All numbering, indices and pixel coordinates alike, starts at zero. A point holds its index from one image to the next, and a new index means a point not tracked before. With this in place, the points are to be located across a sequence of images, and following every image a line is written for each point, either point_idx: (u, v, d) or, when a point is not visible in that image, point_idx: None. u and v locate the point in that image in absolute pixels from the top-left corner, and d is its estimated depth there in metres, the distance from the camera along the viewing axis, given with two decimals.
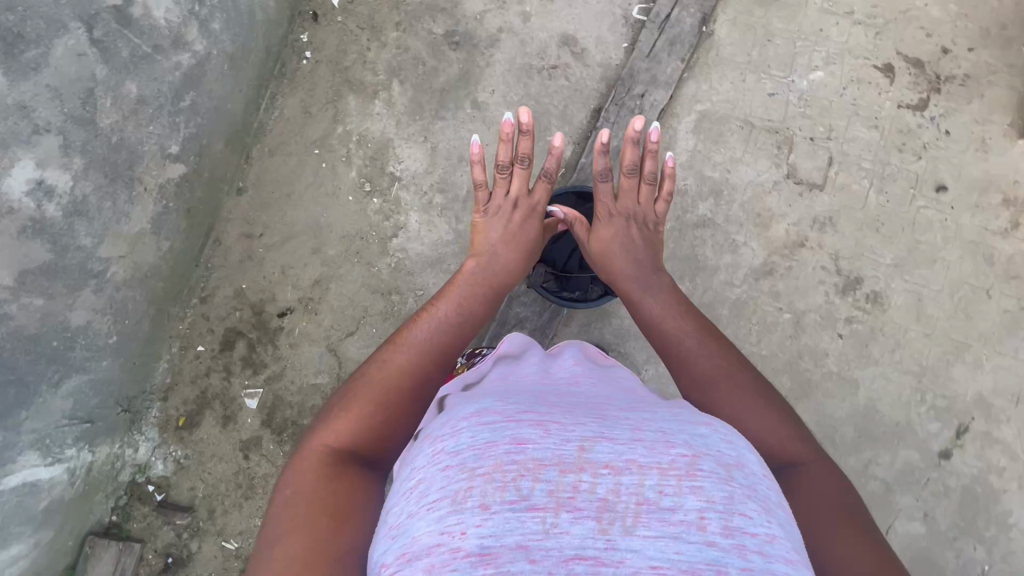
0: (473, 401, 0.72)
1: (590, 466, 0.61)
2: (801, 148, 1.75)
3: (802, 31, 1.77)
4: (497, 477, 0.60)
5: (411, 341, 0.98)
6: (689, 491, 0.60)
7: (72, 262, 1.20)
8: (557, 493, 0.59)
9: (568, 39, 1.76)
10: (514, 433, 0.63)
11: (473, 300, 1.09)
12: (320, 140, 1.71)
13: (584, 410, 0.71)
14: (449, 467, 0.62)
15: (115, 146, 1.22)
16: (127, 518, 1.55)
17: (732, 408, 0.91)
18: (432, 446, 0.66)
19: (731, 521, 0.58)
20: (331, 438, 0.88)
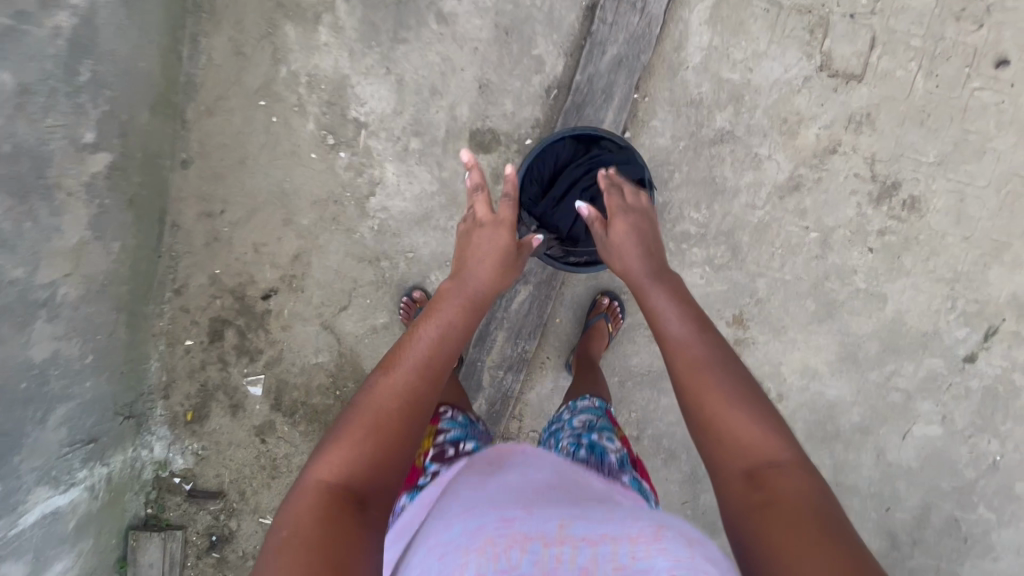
0: (461, 499, 0.70)
1: (569, 539, 0.57)
2: (837, 30, 1.46)
3: None
4: (484, 553, 0.55)
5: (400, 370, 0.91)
6: (659, 552, 0.54)
7: (10, 298, 1.03)
8: (543, 563, 0.54)
9: None
10: (501, 514, 0.61)
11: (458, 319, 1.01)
12: (263, 88, 1.43)
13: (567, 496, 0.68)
14: (444, 555, 0.58)
15: (12, 154, 0.99)
16: (163, 509, 1.58)
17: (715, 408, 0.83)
18: (426, 545, 0.63)
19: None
20: (326, 472, 0.80)
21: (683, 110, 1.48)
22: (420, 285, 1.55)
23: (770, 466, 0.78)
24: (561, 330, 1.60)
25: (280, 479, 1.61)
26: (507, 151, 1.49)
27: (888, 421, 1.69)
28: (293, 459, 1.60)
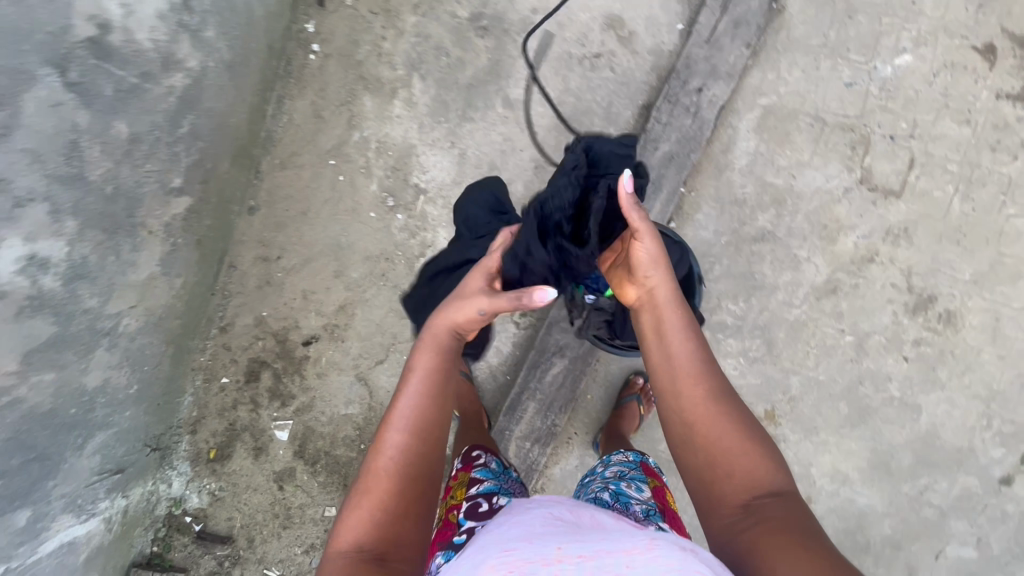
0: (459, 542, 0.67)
1: (568, 558, 0.55)
2: (878, 148, 1.55)
3: (888, 7, 1.52)
4: None
5: (391, 437, 0.86)
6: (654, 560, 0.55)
7: (80, 327, 1.06)
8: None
9: (613, 20, 1.54)
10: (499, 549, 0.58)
11: (443, 372, 0.93)
12: (335, 149, 1.53)
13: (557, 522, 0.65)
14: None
15: (110, 196, 1.03)
16: (168, 549, 1.55)
17: (713, 432, 0.86)
18: None
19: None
20: (346, 537, 0.79)
21: (727, 207, 1.56)
22: None
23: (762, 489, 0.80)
24: (591, 407, 1.60)
25: (290, 530, 1.56)
26: None
27: (921, 537, 1.62)
28: (307, 511, 1.56)
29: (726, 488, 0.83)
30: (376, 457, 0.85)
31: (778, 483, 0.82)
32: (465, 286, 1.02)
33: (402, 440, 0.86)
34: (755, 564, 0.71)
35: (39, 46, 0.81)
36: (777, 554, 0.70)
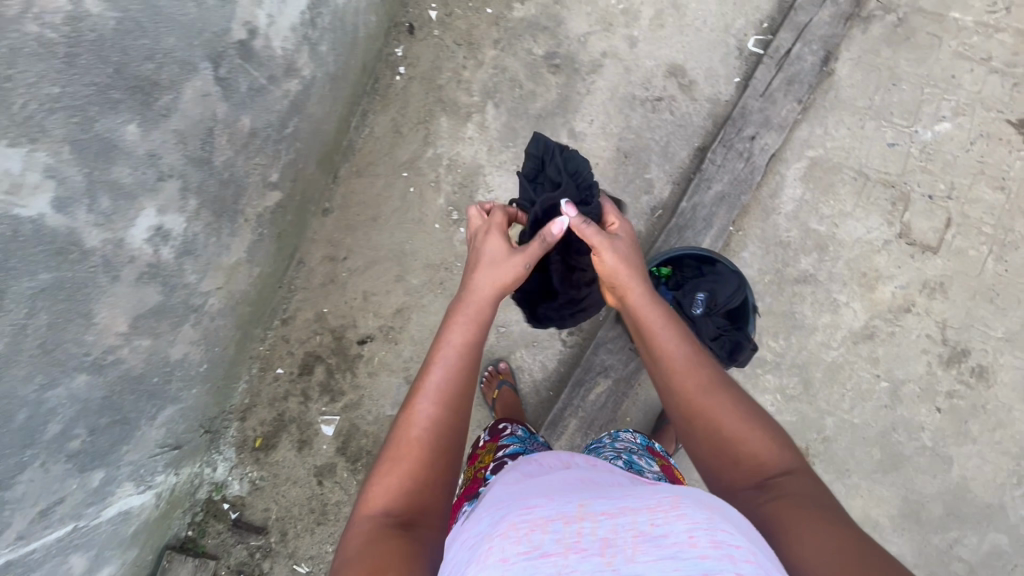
0: (492, 495, 0.76)
1: (589, 516, 0.62)
2: (917, 206, 1.64)
3: (931, 77, 1.64)
4: (511, 535, 0.60)
5: (421, 407, 0.89)
6: (676, 517, 0.59)
7: (178, 300, 1.13)
8: (564, 541, 0.59)
9: (676, 69, 1.67)
10: (524, 504, 0.65)
11: (474, 342, 0.96)
12: (409, 162, 1.64)
13: (581, 486, 0.71)
14: (472, 545, 0.63)
15: (224, 182, 1.12)
16: (202, 534, 1.56)
17: (717, 416, 0.86)
18: (463, 540, 0.68)
19: (717, 535, 0.57)
20: (377, 497, 0.82)
21: (771, 248, 1.64)
22: (504, 359, 1.64)
23: (769, 471, 0.81)
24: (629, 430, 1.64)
25: (324, 526, 1.58)
26: None
27: None
28: (343, 508, 1.58)
29: (736, 470, 0.83)
30: (405, 426, 0.87)
31: (786, 461, 0.82)
32: (488, 253, 1.05)
33: (432, 411, 0.88)
34: (776, 539, 0.70)
35: (205, 43, 0.92)
36: (799, 526, 0.70)
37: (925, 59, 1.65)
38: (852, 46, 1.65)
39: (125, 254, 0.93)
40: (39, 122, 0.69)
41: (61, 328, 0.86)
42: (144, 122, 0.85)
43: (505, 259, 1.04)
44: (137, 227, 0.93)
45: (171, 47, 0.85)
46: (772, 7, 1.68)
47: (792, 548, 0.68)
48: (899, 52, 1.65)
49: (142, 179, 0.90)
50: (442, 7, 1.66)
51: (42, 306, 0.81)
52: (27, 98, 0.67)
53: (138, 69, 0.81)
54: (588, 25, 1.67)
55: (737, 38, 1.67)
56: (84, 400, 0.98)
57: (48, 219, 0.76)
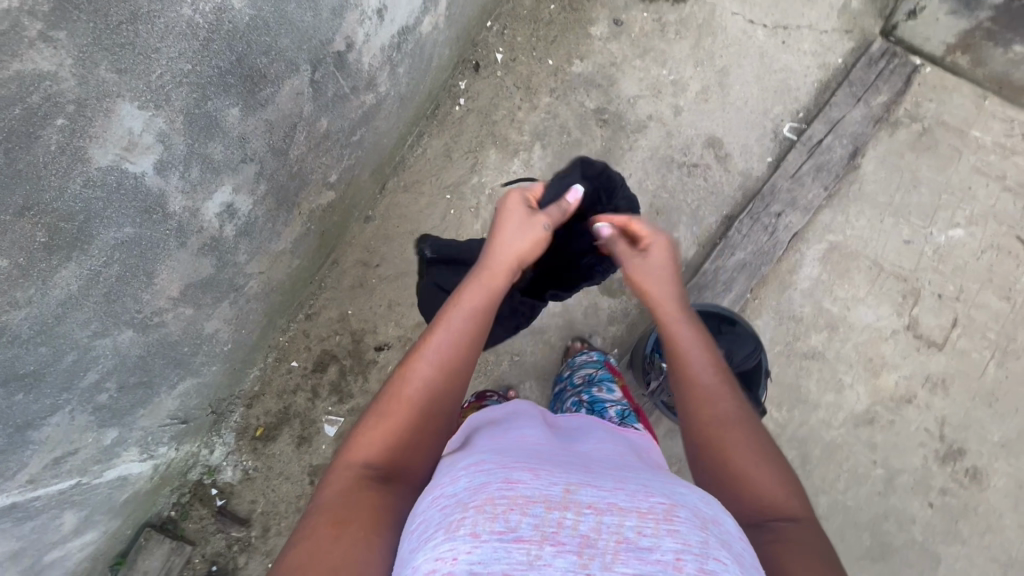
0: (471, 454, 0.76)
1: (574, 506, 0.62)
2: (927, 302, 1.71)
3: (949, 185, 1.76)
4: (487, 509, 0.59)
5: (422, 365, 0.90)
6: (668, 533, 0.59)
7: (225, 276, 1.18)
8: (542, 529, 0.58)
9: (715, 141, 1.78)
10: (506, 475, 0.65)
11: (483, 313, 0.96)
12: (453, 185, 1.72)
13: (572, 470, 0.71)
14: (444, 507, 0.63)
15: (292, 174, 1.19)
16: (184, 517, 1.52)
17: (729, 437, 0.85)
18: (433, 492, 0.68)
19: (707, 566, 0.56)
20: (360, 447, 0.83)
21: (784, 321, 1.71)
22: (514, 387, 1.67)
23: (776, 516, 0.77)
24: None
25: None
26: (630, 300, 1.67)
27: None
28: None
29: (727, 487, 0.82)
30: (400, 384, 0.89)
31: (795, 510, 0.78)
32: (513, 214, 1.09)
33: (429, 371, 0.89)
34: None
35: (311, 49, 1.01)
36: (786, 562, 0.69)
37: (944, 168, 1.77)
38: (879, 146, 1.77)
39: (196, 224, 0.98)
40: (166, 92, 0.76)
41: (126, 283, 0.91)
42: (245, 108, 0.93)
43: (528, 222, 1.08)
44: (211, 202, 0.99)
45: (284, 47, 0.94)
46: (809, 100, 1.81)
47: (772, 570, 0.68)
48: (921, 158, 1.77)
49: (229, 158, 0.97)
50: (508, 51, 1.79)
51: (118, 258, 0.86)
52: (165, 70, 0.74)
53: (255, 61, 0.89)
54: (638, 89, 1.80)
55: (774, 121, 1.80)
56: (123, 357, 1.01)
57: (147, 178, 0.82)
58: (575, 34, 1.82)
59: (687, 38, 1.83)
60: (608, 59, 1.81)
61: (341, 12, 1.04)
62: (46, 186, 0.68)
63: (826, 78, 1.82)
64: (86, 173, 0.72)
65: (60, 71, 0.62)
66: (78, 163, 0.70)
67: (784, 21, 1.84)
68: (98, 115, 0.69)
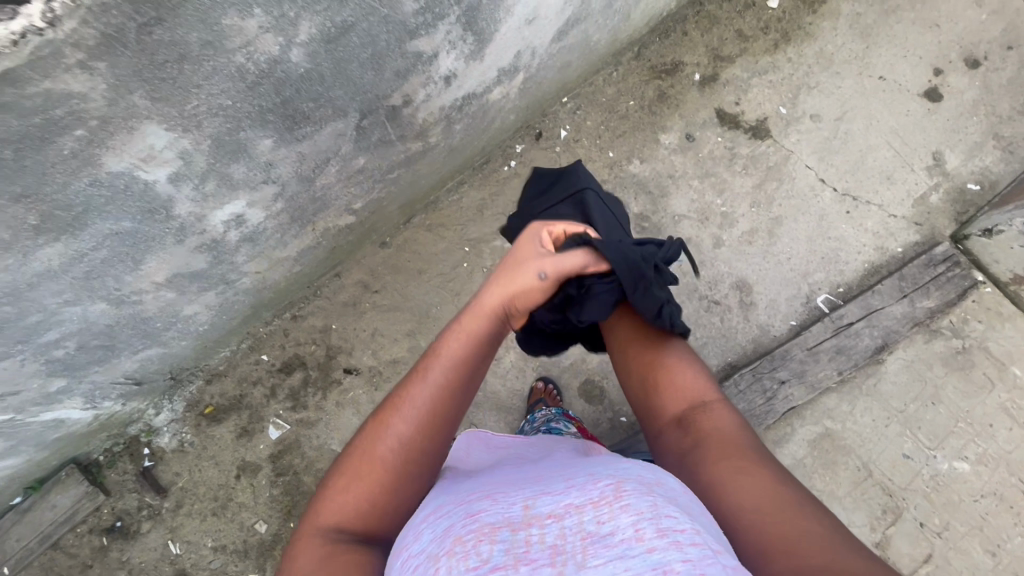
0: (432, 500, 0.79)
1: (535, 520, 0.67)
2: (905, 526, 1.61)
3: (969, 415, 1.66)
4: (457, 550, 0.64)
5: (398, 425, 0.83)
6: (621, 511, 0.65)
7: (218, 271, 1.20)
8: (513, 551, 0.63)
9: (744, 286, 1.73)
10: (467, 510, 0.70)
11: (460, 363, 0.86)
12: (475, 241, 1.70)
13: (526, 481, 0.78)
14: (417, 566, 0.66)
15: (314, 198, 1.21)
16: (109, 466, 1.55)
17: (668, 377, 0.93)
18: (399, 558, 0.70)
19: (662, 524, 0.62)
20: (332, 515, 0.79)
21: None
22: None
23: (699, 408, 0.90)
24: None
25: (217, 520, 1.55)
26: (604, 413, 1.66)
27: None
28: (243, 512, 1.56)
29: (665, 417, 0.91)
30: (370, 443, 0.83)
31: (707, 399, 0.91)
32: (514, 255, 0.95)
33: (407, 428, 0.83)
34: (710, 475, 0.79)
35: (364, 100, 1.02)
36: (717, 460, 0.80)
37: (970, 396, 1.66)
38: (909, 348, 1.69)
39: (199, 227, 1.00)
40: (199, 121, 0.78)
41: (110, 265, 0.93)
42: (279, 141, 0.95)
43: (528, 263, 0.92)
44: (221, 212, 1.01)
45: (335, 96, 0.95)
46: (853, 277, 1.74)
47: (720, 492, 0.76)
48: (949, 376, 1.68)
49: (250, 178, 0.98)
50: (574, 130, 1.80)
51: (107, 246, 0.88)
52: (201, 103, 0.76)
53: (301, 105, 0.91)
54: (687, 208, 1.77)
55: (810, 287, 1.74)
56: (89, 324, 1.03)
57: (159, 185, 0.84)
58: (644, 135, 1.80)
59: (752, 175, 1.80)
60: (667, 169, 1.79)
61: (406, 75, 1.05)
62: (49, 181, 0.71)
63: (879, 261, 1.75)
64: (95, 175, 0.74)
65: (92, 93, 0.64)
66: (88, 167, 0.72)
67: (855, 192, 1.79)
68: (120, 131, 0.71)
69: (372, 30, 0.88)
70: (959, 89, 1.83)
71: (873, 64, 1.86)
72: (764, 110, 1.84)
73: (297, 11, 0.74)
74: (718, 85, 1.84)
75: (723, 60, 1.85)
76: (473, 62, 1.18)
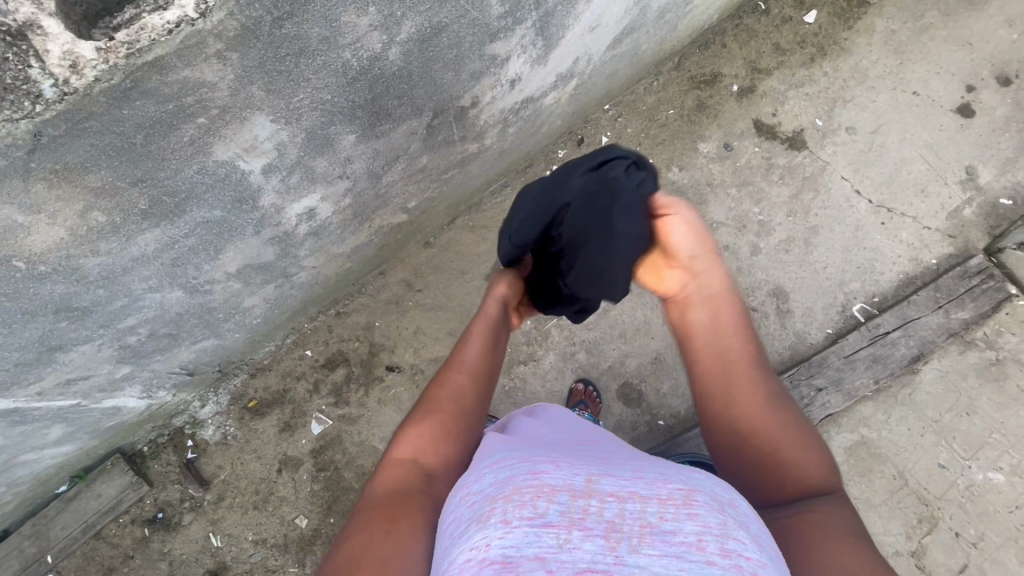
0: (494, 452, 0.80)
1: (597, 494, 0.65)
2: (940, 536, 1.62)
3: (1003, 427, 1.67)
4: (516, 499, 0.63)
5: (454, 379, 0.94)
6: (687, 517, 0.62)
7: (281, 264, 1.22)
8: (569, 515, 0.62)
9: (780, 293, 1.76)
10: (530, 467, 0.69)
11: (496, 333, 1.04)
12: None
13: (592, 459, 0.76)
14: (473, 503, 0.67)
15: (378, 195, 1.23)
16: (153, 456, 1.56)
17: (786, 449, 0.85)
18: (459, 492, 0.72)
19: (727, 544, 0.59)
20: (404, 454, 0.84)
21: None
22: None
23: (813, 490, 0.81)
24: None
25: (258, 513, 1.56)
26: (642, 416, 1.68)
27: None
28: (284, 506, 1.56)
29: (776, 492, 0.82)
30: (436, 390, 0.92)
31: (823, 485, 0.82)
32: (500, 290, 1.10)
33: (462, 385, 0.93)
34: (800, 540, 0.72)
35: (439, 100, 1.05)
36: (816, 531, 0.72)
37: (1005, 407, 1.68)
38: (944, 358, 1.71)
39: (276, 219, 1.03)
40: (300, 114, 0.81)
41: (194, 253, 0.95)
42: (361, 137, 0.98)
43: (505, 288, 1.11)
44: (297, 204, 1.03)
45: (416, 95, 0.98)
46: (888, 287, 1.77)
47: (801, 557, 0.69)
48: (984, 387, 1.69)
49: (328, 172, 1.01)
50: (614, 137, 1.83)
51: (197, 234, 0.90)
52: (306, 96, 0.79)
53: (387, 103, 0.94)
54: (724, 216, 1.80)
55: (846, 296, 1.76)
56: (163, 311, 1.05)
57: (252, 176, 0.87)
58: (683, 143, 1.84)
59: (789, 185, 1.83)
60: (705, 177, 1.82)
61: (479, 77, 1.08)
62: (165, 167, 0.73)
63: (913, 272, 1.78)
64: (202, 163, 0.77)
65: (220, 83, 0.68)
66: (199, 155, 0.75)
67: (890, 203, 1.82)
68: (233, 121, 0.74)
69: (461, 32, 0.91)
70: (992, 106, 1.87)
71: (907, 79, 1.89)
72: (800, 121, 1.87)
73: (403, 11, 0.78)
74: (756, 96, 1.88)
75: (760, 72, 1.89)
76: (537, 67, 1.21)
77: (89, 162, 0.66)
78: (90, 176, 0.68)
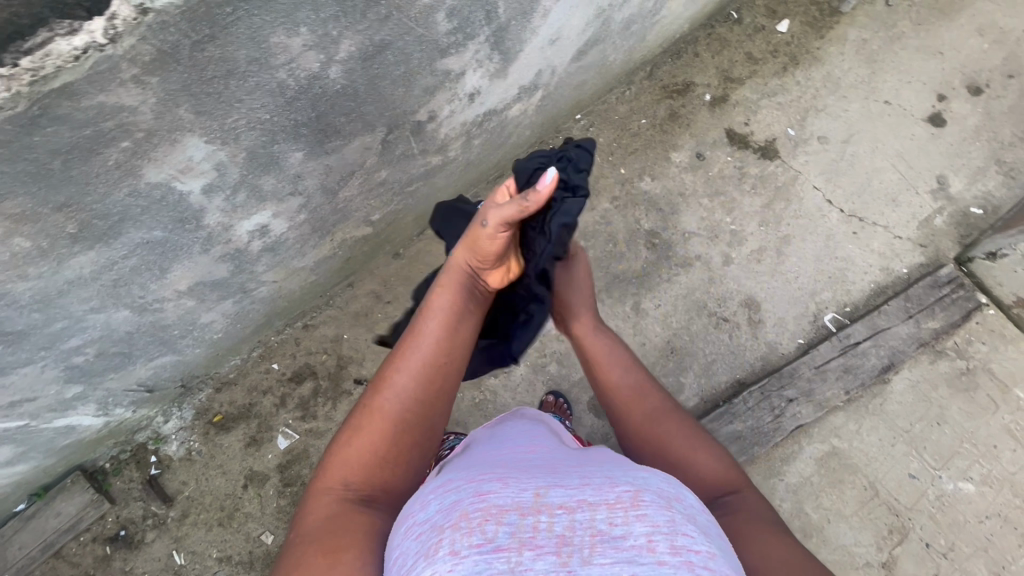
0: (439, 473, 0.75)
1: (545, 508, 0.63)
2: (911, 546, 1.61)
3: (973, 436, 1.67)
4: (463, 525, 0.60)
5: (398, 379, 0.83)
6: (636, 519, 0.61)
7: (237, 280, 1.20)
8: (519, 535, 0.59)
9: (752, 303, 1.75)
10: (476, 488, 0.65)
11: (461, 315, 0.88)
12: None
13: (539, 469, 0.74)
14: (420, 534, 0.63)
15: (336, 210, 1.21)
16: (115, 473, 1.54)
17: (687, 457, 0.90)
18: (403, 522, 0.67)
19: (677, 541, 0.59)
20: (343, 472, 0.80)
21: None
22: None
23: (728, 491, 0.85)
24: None
25: (223, 530, 1.53)
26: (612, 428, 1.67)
27: None
28: (248, 522, 1.54)
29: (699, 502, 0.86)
30: (376, 394, 0.83)
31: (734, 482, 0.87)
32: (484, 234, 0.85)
33: (409, 386, 0.83)
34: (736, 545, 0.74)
35: (391, 116, 1.04)
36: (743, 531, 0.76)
37: (974, 417, 1.68)
38: (914, 368, 1.71)
39: (225, 237, 1.01)
40: (237, 134, 0.80)
41: (136, 273, 0.93)
42: (310, 154, 0.96)
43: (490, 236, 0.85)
44: (247, 222, 1.02)
45: (365, 112, 0.97)
46: (860, 296, 1.77)
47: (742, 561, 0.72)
48: (954, 396, 1.69)
49: (277, 190, 0.99)
50: None
51: (137, 254, 0.89)
52: (241, 117, 0.78)
53: (334, 120, 0.93)
54: (696, 226, 1.80)
55: (818, 306, 1.76)
56: (110, 331, 1.03)
57: (192, 196, 0.85)
58: (655, 153, 1.83)
59: (761, 194, 1.82)
60: (678, 186, 1.82)
61: (433, 92, 1.07)
62: (91, 190, 0.73)
63: (884, 282, 1.78)
64: (133, 185, 0.76)
65: (142, 107, 0.67)
66: (128, 177, 0.74)
67: (862, 213, 1.82)
68: (162, 144, 0.73)
69: (407, 48, 0.90)
70: (962, 115, 1.87)
71: (879, 88, 1.90)
72: (772, 131, 1.87)
73: (340, 30, 0.77)
74: (728, 105, 1.88)
75: (733, 82, 1.89)
76: (497, 80, 1.20)
77: (5, 188, 0.65)
78: (7, 202, 0.67)
